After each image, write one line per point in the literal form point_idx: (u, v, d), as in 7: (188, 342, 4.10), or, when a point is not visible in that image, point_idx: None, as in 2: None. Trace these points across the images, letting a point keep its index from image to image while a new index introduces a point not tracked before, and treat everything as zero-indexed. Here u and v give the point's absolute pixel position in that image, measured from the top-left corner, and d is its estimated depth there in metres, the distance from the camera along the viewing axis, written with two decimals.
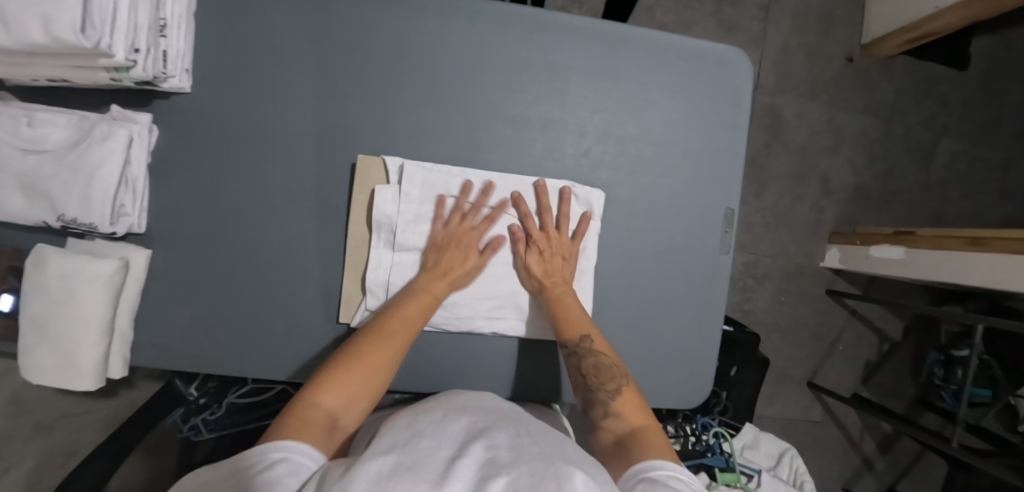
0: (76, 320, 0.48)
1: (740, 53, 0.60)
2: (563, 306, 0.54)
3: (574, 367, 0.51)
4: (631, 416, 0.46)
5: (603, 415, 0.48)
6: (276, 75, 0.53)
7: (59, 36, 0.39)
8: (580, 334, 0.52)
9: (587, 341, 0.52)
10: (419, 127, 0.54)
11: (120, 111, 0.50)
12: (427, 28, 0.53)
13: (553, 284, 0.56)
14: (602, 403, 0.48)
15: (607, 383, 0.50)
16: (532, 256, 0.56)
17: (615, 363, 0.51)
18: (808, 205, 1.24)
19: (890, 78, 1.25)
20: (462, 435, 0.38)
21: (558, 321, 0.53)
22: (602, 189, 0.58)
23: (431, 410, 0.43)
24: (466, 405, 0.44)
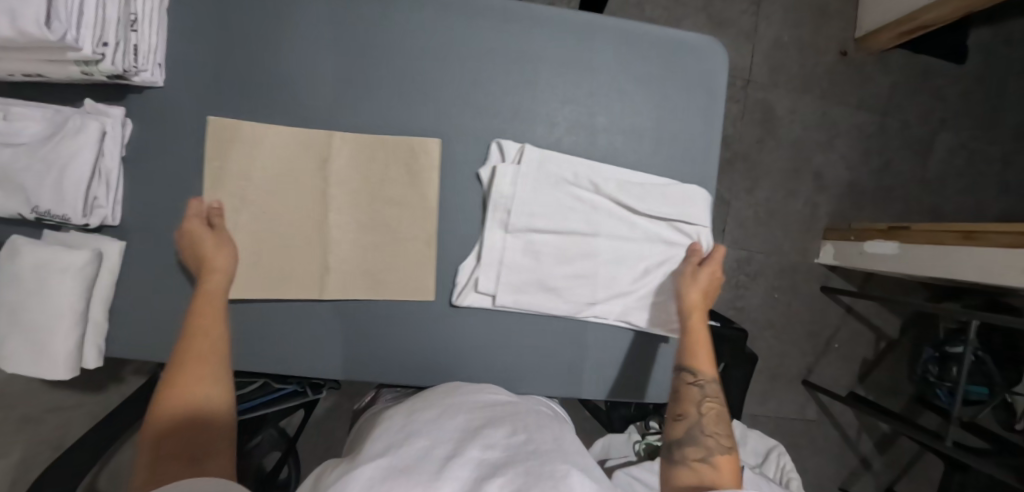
0: (48, 310, 0.49)
1: (714, 43, 0.60)
2: (701, 338, 0.55)
3: (692, 395, 0.51)
4: (727, 474, 0.44)
5: (699, 456, 0.46)
6: (248, 65, 0.53)
7: (24, 29, 0.39)
8: (707, 371, 0.53)
9: (714, 382, 0.52)
10: (388, 116, 0.54)
11: (94, 105, 0.51)
12: (396, 18, 0.54)
13: (699, 308, 0.56)
14: (706, 447, 0.47)
15: (718, 432, 0.48)
16: (699, 279, 0.57)
17: (721, 416, 0.50)
18: (801, 201, 1.23)
19: (885, 71, 1.23)
20: (457, 435, 0.41)
21: (691, 346, 0.55)
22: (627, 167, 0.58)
23: (429, 409, 0.45)
24: (463, 403, 0.47)
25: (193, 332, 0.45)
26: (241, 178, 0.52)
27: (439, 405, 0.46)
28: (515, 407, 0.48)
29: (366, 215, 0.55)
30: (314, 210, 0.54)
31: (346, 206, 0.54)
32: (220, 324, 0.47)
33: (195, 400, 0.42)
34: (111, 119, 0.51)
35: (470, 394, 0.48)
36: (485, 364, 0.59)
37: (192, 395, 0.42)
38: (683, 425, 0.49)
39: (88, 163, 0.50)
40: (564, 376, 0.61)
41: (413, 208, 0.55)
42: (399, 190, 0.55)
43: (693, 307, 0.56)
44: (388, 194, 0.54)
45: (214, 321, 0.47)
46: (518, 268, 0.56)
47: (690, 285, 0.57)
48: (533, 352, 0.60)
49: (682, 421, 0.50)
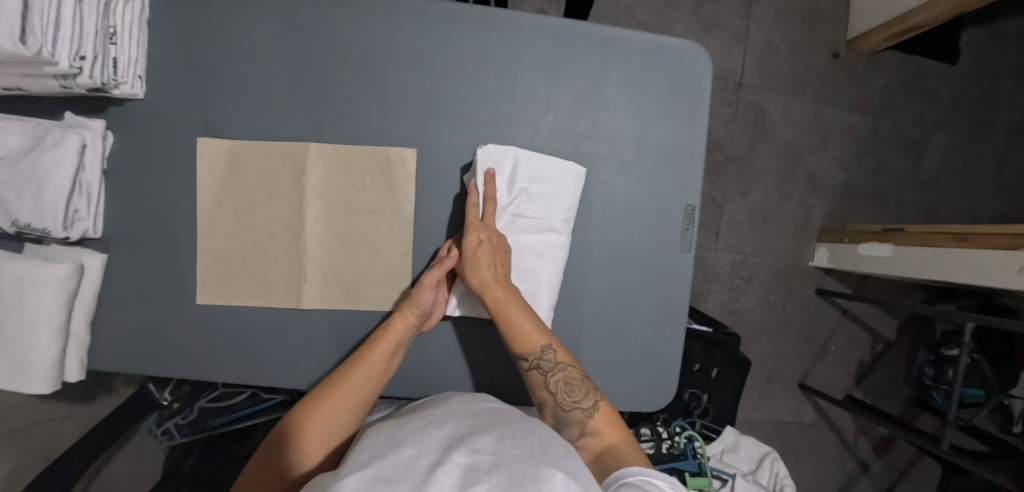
0: (27, 324, 0.49)
1: (697, 47, 0.59)
2: (522, 316, 0.52)
3: (542, 382, 0.52)
4: (607, 432, 0.49)
5: (577, 435, 0.49)
6: (227, 75, 0.53)
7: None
8: (542, 344, 0.52)
9: (550, 351, 0.52)
10: (368, 125, 0.54)
11: (74, 118, 0.51)
12: (375, 26, 0.53)
13: (499, 287, 0.53)
14: (580, 423, 0.50)
15: (579, 402, 0.50)
16: (477, 258, 0.52)
17: (582, 377, 0.52)
18: (795, 203, 1.22)
19: (877, 73, 1.23)
20: (445, 443, 0.39)
21: (513, 333, 0.52)
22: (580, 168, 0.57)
23: (421, 421, 0.43)
24: (450, 414, 0.44)
25: (358, 363, 0.51)
26: (226, 188, 0.53)
27: (430, 417, 0.44)
28: (506, 416, 0.46)
29: (343, 224, 0.54)
30: (295, 219, 0.54)
31: (325, 213, 0.54)
32: (385, 362, 0.52)
33: (330, 424, 0.47)
34: (91, 131, 0.51)
35: (462, 409, 0.47)
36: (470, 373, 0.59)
37: (328, 414, 0.47)
38: (549, 412, 0.51)
39: (70, 176, 0.50)
40: None
41: (392, 218, 0.55)
42: (378, 199, 0.54)
43: (485, 288, 0.52)
44: (368, 204, 0.54)
45: (383, 358, 0.52)
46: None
47: (473, 272, 0.52)
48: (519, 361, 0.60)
49: (546, 408, 0.52)
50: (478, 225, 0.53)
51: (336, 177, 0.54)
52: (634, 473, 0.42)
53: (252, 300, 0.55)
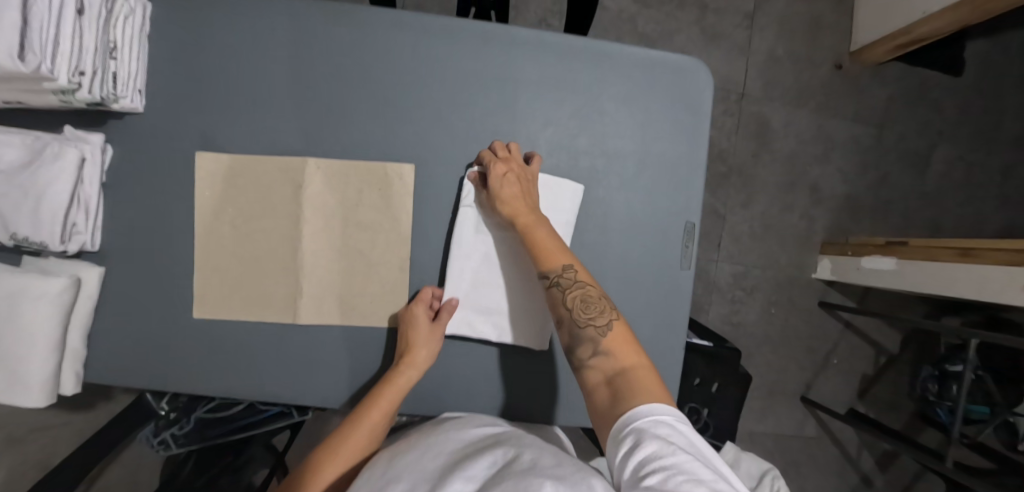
0: (23, 337, 0.49)
1: (698, 63, 0.59)
2: (547, 237, 0.51)
3: (558, 299, 0.49)
4: (620, 355, 0.45)
5: (590, 353, 0.47)
6: (227, 90, 0.53)
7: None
8: (564, 263, 0.50)
9: (569, 271, 0.50)
10: (367, 140, 0.54)
11: (73, 131, 0.51)
12: (375, 41, 0.53)
13: (529, 214, 0.52)
14: (591, 341, 0.47)
15: (593, 319, 0.48)
16: (504, 186, 0.51)
17: (600, 295, 0.49)
18: (797, 215, 1.22)
19: (881, 84, 1.22)
20: (437, 474, 0.38)
21: (541, 250, 0.50)
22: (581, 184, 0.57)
23: (414, 452, 0.43)
24: (443, 443, 0.44)
25: (355, 421, 0.49)
26: (226, 202, 0.53)
27: (422, 447, 0.44)
28: (500, 438, 0.46)
29: (341, 238, 0.54)
30: (294, 234, 0.54)
31: (324, 227, 0.54)
32: (381, 420, 0.50)
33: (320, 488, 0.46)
34: (90, 145, 0.51)
35: (456, 434, 0.47)
36: (468, 390, 0.59)
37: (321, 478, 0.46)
38: (565, 329, 0.49)
39: (69, 189, 0.50)
40: (548, 402, 0.60)
41: (389, 233, 0.55)
42: (376, 214, 0.54)
43: (515, 209, 0.51)
44: (366, 219, 0.54)
45: (379, 416, 0.50)
46: (486, 290, 0.56)
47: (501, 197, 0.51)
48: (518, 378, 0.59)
49: (563, 327, 0.49)
50: (495, 158, 0.53)
51: (334, 192, 0.54)
52: (641, 414, 0.39)
53: (249, 314, 0.55)
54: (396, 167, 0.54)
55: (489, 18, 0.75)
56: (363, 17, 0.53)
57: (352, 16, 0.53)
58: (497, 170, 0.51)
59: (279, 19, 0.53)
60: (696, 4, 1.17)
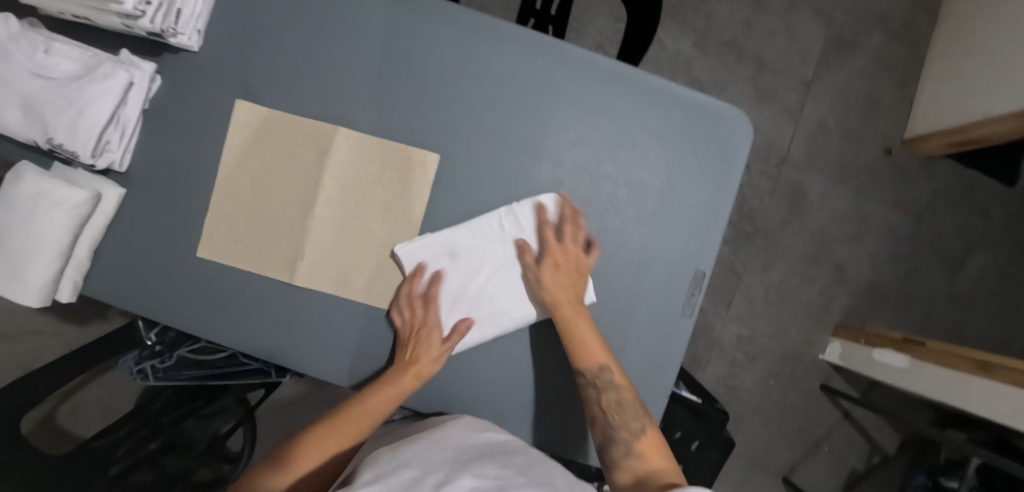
0: (33, 238, 0.50)
1: (738, 114, 0.59)
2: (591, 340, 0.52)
3: (594, 399, 0.52)
4: (653, 458, 0.50)
5: (623, 455, 0.50)
6: (278, 45, 0.55)
7: None
8: (601, 363, 0.51)
9: (609, 374, 0.52)
10: (398, 121, 0.55)
11: (128, 56, 0.53)
12: (426, 29, 0.54)
13: (570, 304, 0.53)
14: (624, 443, 0.51)
15: (628, 422, 0.51)
16: (552, 275, 0.54)
17: (636, 400, 0.52)
18: (816, 290, 1.18)
19: (928, 177, 1.19)
20: (450, 465, 0.37)
21: (576, 349, 0.52)
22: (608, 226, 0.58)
23: (418, 444, 0.42)
24: (451, 438, 0.43)
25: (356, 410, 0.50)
26: (254, 153, 0.54)
27: (427, 440, 0.43)
28: (504, 445, 0.44)
29: (351, 211, 0.55)
30: (310, 195, 0.54)
31: (341, 194, 0.54)
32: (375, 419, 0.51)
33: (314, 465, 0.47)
34: (141, 71, 0.53)
35: (462, 431, 0.46)
36: (443, 390, 0.57)
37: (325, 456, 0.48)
38: (598, 428, 0.52)
39: (115, 108, 0.52)
40: (520, 421, 0.58)
41: (400, 216, 0.55)
42: (393, 197, 0.55)
43: (557, 304, 0.53)
44: (382, 198, 0.55)
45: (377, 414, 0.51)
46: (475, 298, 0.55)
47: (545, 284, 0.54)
48: (495, 391, 0.58)
49: (596, 425, 0.53)
50: (552, 249, 0.54)
51: (358, 166, 0.54)
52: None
53: (246, 264, 0.54)
54: (418, 153, 0.54)
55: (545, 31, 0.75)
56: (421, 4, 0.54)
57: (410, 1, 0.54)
58: (552, 260, 0.54)
59: None
60: (754, 60, 1.16)
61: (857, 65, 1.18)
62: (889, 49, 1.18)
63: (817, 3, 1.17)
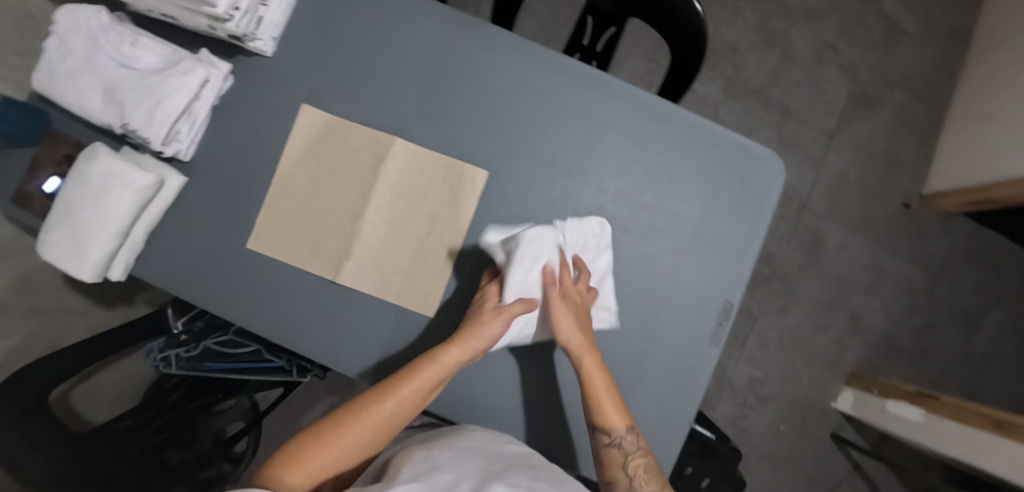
0: (100, 216, 0.52)
1: (775, 157, 0.61)
2: (607, 393, 0.52)
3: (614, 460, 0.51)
4: None
5: None
6: (347, 57, 0.59)
7: None
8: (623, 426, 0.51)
9: (631, 433, 0.51)
10: (451, 136, 0.58)
11: (207, 55, 0.57)
12: (486, 54, 0.58)
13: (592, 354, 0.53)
14: None
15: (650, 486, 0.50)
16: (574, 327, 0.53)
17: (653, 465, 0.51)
18: (830, 338, 1.18)
19: (946, 234, 1.21)
20: (481, 474, 0.39)
21: (600, 407, 0.51)
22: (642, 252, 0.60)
23: (448, 448, 0.43)
24: (477, 447, 0.44)
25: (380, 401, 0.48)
26: (314, 156, 0.57)
27: (456, 445, 0.44)
28: (526, 459, 0.45)
29: (400, 217, 0.57)
30: (363, 199, 0.57)
31: (392, 201, 0.57)
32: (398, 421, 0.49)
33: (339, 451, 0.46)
34: (216, 69, 0.56)
35: (486, 440, 0.46)
36: (471, 400, 0.58)
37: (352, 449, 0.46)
38: None
39: (189, 101, 0.55)
40: (544, 437, 0.59)
41: (445, 225, 0.57)
42: (440, 207, 0.57)
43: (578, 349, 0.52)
44: (429, 208, 0.57)
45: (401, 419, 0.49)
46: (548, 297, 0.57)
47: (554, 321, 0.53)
48: (523, 405, 0.58)
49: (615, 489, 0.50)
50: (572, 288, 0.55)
51: (409, 175, 0.57)
52: None
53: (294, 260, 0.56)
54: (468, 168, 0.57)
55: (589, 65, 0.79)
56: (483, 31, 0.58)
57: (473, 27, 0.58)
58: (571, 298, 0.54)
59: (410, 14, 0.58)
60: (779, 108, 1.20)
61: (879, 120, 1.22)
62: (911, 108, 1.22)
63: (842, 60, 1.22)
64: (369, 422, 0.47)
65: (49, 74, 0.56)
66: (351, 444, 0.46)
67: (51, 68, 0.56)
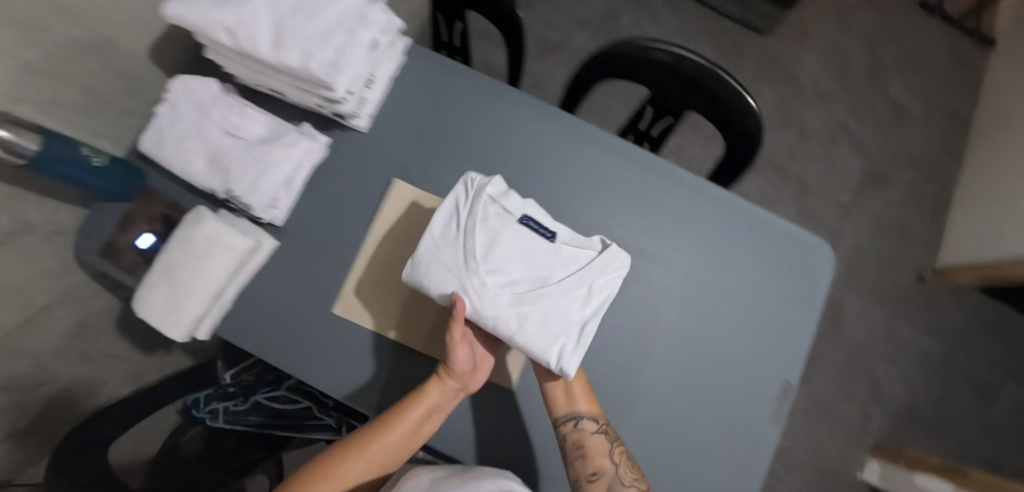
0: (199, 277, 0.54)
1: (823, 247, 0.68)
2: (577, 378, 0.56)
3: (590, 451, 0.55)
4: None
5: None
6: (438, 136, 0.63)
7: (314, 67, 0.50)
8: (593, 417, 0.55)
9: (599, 421, 0.56)
10: (533, 214, 0.63)
11: (309, 129, 0.61)
12: (566, 142, 0.65)
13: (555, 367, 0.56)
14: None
15: (628, 473, 0.55)
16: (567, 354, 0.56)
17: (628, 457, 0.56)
18: (854, 406, 1.20)
19: (959, 306, 1.26)
20: None
21: (567, 399, 0.55)
22: (706, 330, 0.64)
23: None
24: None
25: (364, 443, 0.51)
26: (403, 229, 0.60)
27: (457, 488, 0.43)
28: None
29: None
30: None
31: None
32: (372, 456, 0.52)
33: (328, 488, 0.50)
34: (318, 143, 0.61)
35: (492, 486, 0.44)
36: (544, 471, 0.58)
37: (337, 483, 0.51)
38: (604, 481, 0.54)
39: (292, 171, 0.59)
40: None
41: None
42: None
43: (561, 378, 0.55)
44: None
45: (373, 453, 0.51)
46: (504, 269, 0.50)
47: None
48: None
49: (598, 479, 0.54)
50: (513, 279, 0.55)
51: None
52: None
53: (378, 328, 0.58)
54: None
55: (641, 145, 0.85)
56: (565, 122, 0.65)
57: (556, 119, 0.65)
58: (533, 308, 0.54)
59: (498, 102, 0.65)
60: (798, 183, 1.28)
61: (890, 196, 1.30)
62: (919, 186, 1.31)
63: (855, 140, 1.31)
64: (354, 467, 0.51)
65: (156, 138, 0.59)
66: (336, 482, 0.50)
67: (160, 133, 0.59)
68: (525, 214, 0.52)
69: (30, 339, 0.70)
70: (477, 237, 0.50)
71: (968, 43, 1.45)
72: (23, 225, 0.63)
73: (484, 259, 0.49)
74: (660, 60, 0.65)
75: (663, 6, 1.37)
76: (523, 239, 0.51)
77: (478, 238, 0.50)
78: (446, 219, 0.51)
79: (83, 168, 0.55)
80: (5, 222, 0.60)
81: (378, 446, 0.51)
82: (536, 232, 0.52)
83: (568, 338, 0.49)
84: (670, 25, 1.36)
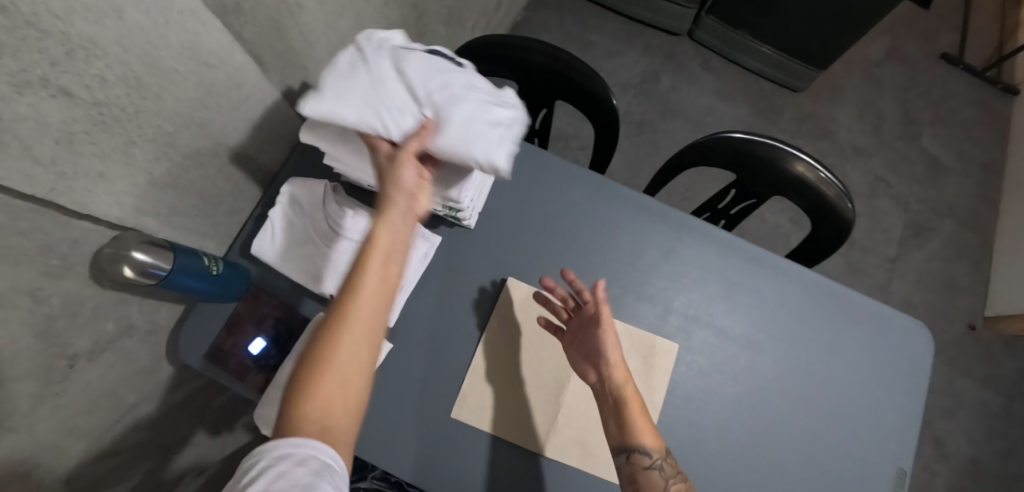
0: None
1: (922, 328, 0.68)
2: (639, 412, 0.54)
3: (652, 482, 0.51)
4: None
5: None
6: (543, 233, 0.67)
7: (492, 157, 0.48)
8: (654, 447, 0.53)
9: (666, 458, 0.53)
10: (637, 306, 0.66)
11: (422, 229, 0.65)
12: (665, 234, 0.68)
13: (628, 383, 0.56)
14: None
15: None
16: (615, 364, 0.57)
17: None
18: (919, 463, 1.17)
19: (1012, 355, 1.26)
20: None
21: (631, 424, 0.54)
22: (817, 420, 0.64)
23: None
24: None
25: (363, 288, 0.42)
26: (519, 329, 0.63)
27: None
28: None
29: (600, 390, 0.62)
30: (562, 380, 0.62)
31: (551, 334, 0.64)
32: (387, 300, 0.43)
33: (346, 374, 0.40)
34: (430, 243, 0.65)
35: None
36: None
37: (354, 367, 0.40)
38: None
39: (406, 273, 0.63)
40: None
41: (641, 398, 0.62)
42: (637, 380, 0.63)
43: (625, 395, 0.55)
44: None
45: (383, 300, 0.43)
46: None
47: (597, 344, 0.58)
48: None
49: None
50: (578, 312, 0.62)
51: None
52: None
53: (499, 432, 0.59)
54: (659, 340, 0.65)
55: (717, 222, 0.89)
56: (664, 214, 0.69)
57: (656, 212, 0.69)
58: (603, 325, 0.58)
59: (600, 197, 0.69)
60: None
61: (934, 247, 1.32)
62: (960, 236, 1.34)
63: (893, 193, 1.36)
64: (355, 336, 0.40)
65: (273, 246, 0.64)
66: (353, 371, 0.40)
67: (275, 237, 0.64)
68: (429, 47, 0.54)
69: (115, 437, 0.69)
70: (388, 71, 0.50)
71: (992, 92, 1.52)
72: (126, 329, 0.62)
73: (401, 88, 0.50)
74: (752, 153, 0.70)
75: (700, 68, 1.46)
76: (429, 64, 0.51)
77: (385, 66, 0.50)
78: (352, 57, 0.50)
79: (203, 276, 0.56)
80: (111, 328, 0.59)
81: (368, 295, 0.42)
82: (442, 57, 0.53)
83: (490, 135, 0.49)
84: (706, 87, 1.44)
